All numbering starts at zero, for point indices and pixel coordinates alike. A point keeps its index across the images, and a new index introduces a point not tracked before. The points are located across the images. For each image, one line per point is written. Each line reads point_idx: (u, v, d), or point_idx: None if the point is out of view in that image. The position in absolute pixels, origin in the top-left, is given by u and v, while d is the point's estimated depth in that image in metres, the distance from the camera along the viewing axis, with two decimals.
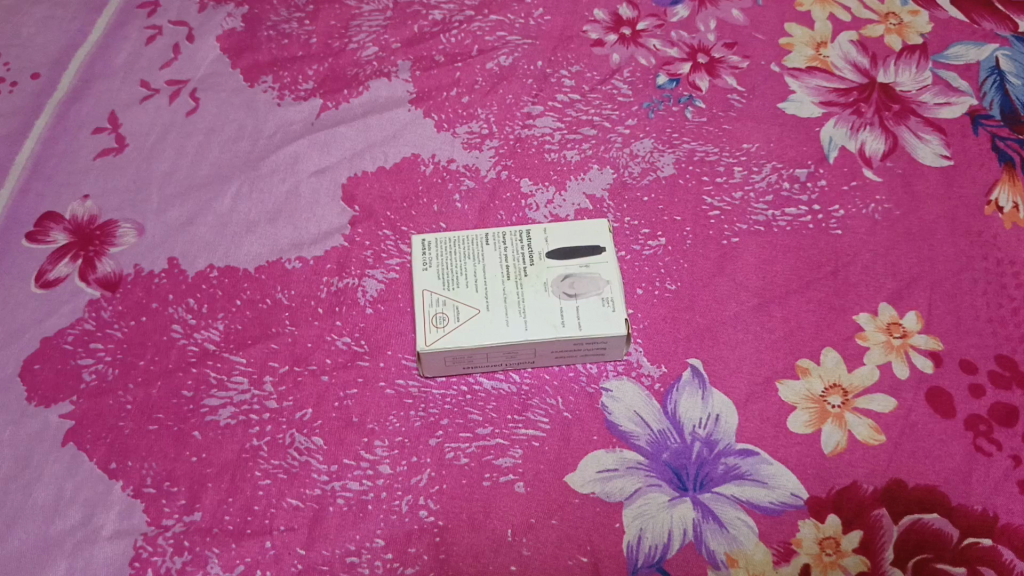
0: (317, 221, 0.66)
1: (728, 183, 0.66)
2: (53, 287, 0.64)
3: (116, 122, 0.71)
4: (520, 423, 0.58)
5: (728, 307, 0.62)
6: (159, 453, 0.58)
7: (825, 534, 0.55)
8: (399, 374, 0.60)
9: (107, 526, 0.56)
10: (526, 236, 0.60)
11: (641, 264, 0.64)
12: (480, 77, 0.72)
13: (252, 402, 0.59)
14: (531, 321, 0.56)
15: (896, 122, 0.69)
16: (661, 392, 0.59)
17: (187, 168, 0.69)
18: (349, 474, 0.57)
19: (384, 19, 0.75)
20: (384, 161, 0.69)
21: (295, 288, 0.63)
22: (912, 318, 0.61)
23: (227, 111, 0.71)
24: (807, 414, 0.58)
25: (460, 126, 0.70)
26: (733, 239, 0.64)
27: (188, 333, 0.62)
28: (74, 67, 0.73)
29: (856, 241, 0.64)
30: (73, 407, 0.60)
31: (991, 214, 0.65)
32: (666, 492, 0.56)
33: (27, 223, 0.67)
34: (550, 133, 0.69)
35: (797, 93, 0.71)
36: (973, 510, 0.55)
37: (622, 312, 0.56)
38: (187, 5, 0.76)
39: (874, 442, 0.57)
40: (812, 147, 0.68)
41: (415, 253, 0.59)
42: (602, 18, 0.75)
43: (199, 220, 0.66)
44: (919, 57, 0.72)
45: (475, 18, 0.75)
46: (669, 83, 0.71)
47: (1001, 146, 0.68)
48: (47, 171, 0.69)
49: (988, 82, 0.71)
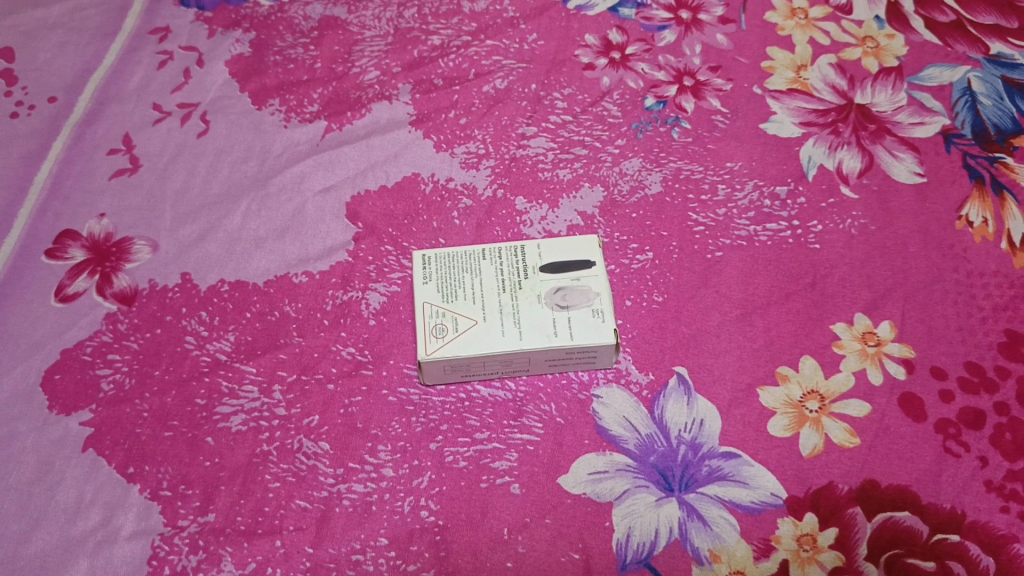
0: (322, 237, 0.70)
1: (712, 200, 0.70)
2: (71, 300, 0.67)
3: (130, 144, 0.75)
4: (515, 428, 0.62)
5: (712, 318, 0.65)
6: (174, 458, 0.62)
7: (802, 531, 0.58)
8: (401, 383, 0.64)
9: (125, 527, 0.59)
10: (521, 252, 0.63)
11: (629, 277, 0.67)
12: (477, 99, 0.76)
13: (262, 409, 0.63)
14: (525, 331, 0.59)
15: (873, 141, 0.72)
16: (648, 398, 0.63)
17: (198, 188, 0.73)
18: (354, 476, 0.61)
19: (385, 45, 0.79)
20: (386, 180, 0.72)
21: (302, 301, 0.67)
22: (886, 327, 0.64)
23: (236, 133, 0.75)
24: (786, 418, 0.62)
25: (458, 146, 0.74)
26: (717, 254, 0.68)
27: (201, 344, 0.65)
28: (89, 91, 0.77)
29: (834, 255, 0.67)
30: (93, 415, 0.63)
31: (962, 229, 0.68)
32: (653, 492, 0.60)
33: (46, 241, 0.70)
34: (543, 153, 0.73)
35: (778, 114, 0.74)
36: (943, 509, 0.59)
37: (611, 322, 0.59)
38: (198, 31, 0.80)
39: (850, 445, 0.60)
40: (792, 166, 0.71)
41: (416, 268, 0.63)
42: (593, 42, 0.79)
43: (209, 237, 0.70)
44: (895, 79, 0.76)
45: (472, 44, 0.79)
46: (657, 105, 0.75)
47: (972, 163, 0.71)
48: (64, 192, 0.72)
49: (960, 103, 0.74)
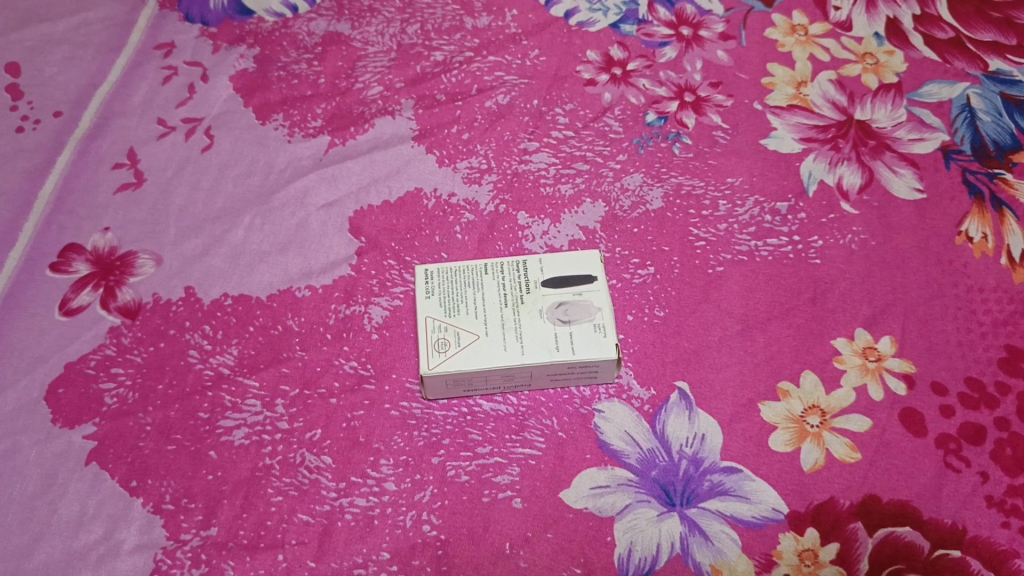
0: (325, 252, 0.70)
1: (713, 215, 0.70)
2: (75, 314, 0.68)
3: (134, 158, 0.75)
4: (518, 442, 0.62)
5: (713, 333, 0.66)
6: (177, 472, 0.62)
7: (803, 546, 0.58)
8: (403, 397, 0.64)
9: (128, 541, 0.59)
10: (523, 266, 0.63)
11: (631, 291, 0.67)
12: (479, 115, 0.76)
13: (264, 423, 0.63)
14: (528, 346, 0.60)
15: (873, 157, 0.73)
16: (649, 412, 0.63)
17: (202, 202, 0.73)
18: (356, 490, 0.61)
19: (388, 60, 0.80)
20: (389, 195, 0.73)
21: (305, 315, 0.67)
22: (886, 342, 0.65)
23: (240, 147, 0.75)
24: (787, 433, 0.62)
25: (461, 161, 0.74)
26: (718, 269, 0.68)
27: (204, 358, 0.66)
28: (93, 106, 0.77)
29: (834, 270, 0.68)
30: (96, 429, 0.63)
31: (961, 244, 0.69)
32: (654, 507, 0.60)
33: (51, 254, 0.70)
34: (545, 168, 0.73)
35: (778, 130, 0.75)
36: (944, 523, 0.59)
37: (613, 337, 0.60)
38: (202, 47, 0.81)
39: (851, 459, 0.61)
40: (792, 181, 0.72)
41: (419, 282, 0.63)
42: (594, 59, 0.79)
43: (213, 251, 0.70)
44: (894, 95, 0.76)
45: (474, 59, 0.79)
46: (658, 120, 0.76)
47: (971, 179, 0.72)
48: (69, 206, 0.73)
49: (959, 119, 0.75)
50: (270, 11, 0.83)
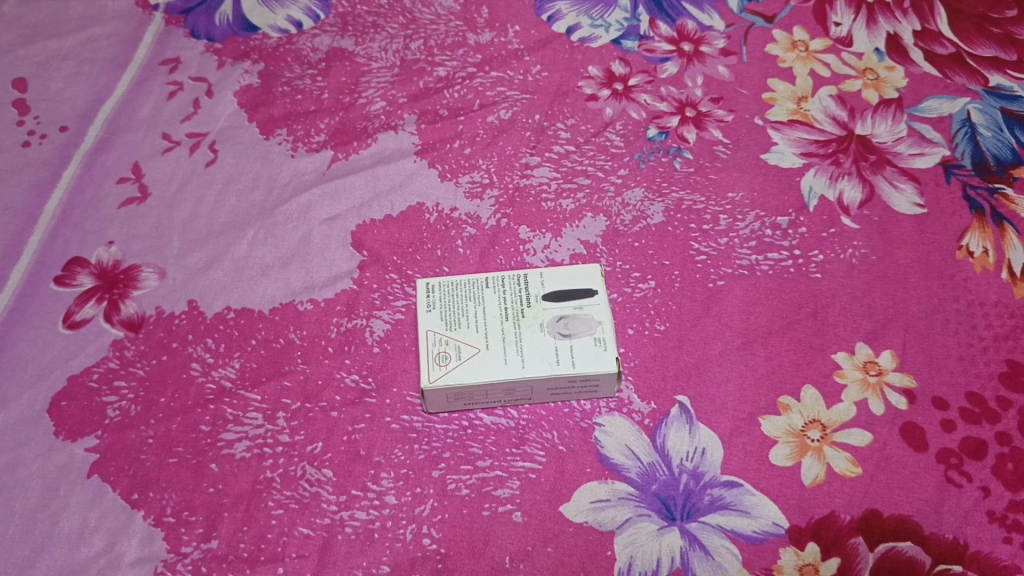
0: (327, 266, 0.71)
1: (714, 230, 0.70)
2: (79, 327, 0.68)
3: (139, 172, 0.76)
4: (518, 456, 0.62)
5: (713, 347, 0.66)
6: (179, 484, 0.62)
7: (804, 561, 0.58)
8: (404, 410, 0.64)
9: (129, 553, 0.60)
10: (524, 280, 0.64)
11: (631, 305, 0.67)
12: (481, 130, 0.77)
13: (265, 436, 0.63)
14: (528, 359, 0.60)
15: (873, 171, 0.73)
16: (650, 426, 0.63)
17: (206, 215, 0.73)
18: (357, 503, 0.61)
19: (391, 76, 0.80)
20: (392, 209, 0.73)
21: (307, 328, 0.68)
22: (887, 357, 0.65)
23: (244, 162, 0.76)
24: (787, 447, 0.62)
25: (463, 176, 0.74)
26: (718, 282, 0.68)
27: (207, 371, 0.66)
28: (99, 121, 0.78)
29: (835, 284, 0.68)
30: (98, 441, 0.64)
31: (962, 259, 0.69)
32: (654, 521, 0.60)
33: (55, 268, 0.71)
34: (547, 183, 0.74)
35: (779, 145, 0.75)
36: (945, 538, 0.58)
37: (613, 351, 0.60)
38: (207, 62, 0.82)
39: (851, 474, 0.61)
40: (792, 196, 0.72)
41: (420, 296, 0.63)
42: (596, 74, 0.80)
43: (216, 264, 0.71)
44: (894, 110, 0.77)
45: (477, 75, 0.80)
46: (658, 135, 0.76)
47: (972, 194, 0.72)
48: (74, 219, 0.73)
49: (960, 134, 0.75)
50: (275, 27, 0.83)
